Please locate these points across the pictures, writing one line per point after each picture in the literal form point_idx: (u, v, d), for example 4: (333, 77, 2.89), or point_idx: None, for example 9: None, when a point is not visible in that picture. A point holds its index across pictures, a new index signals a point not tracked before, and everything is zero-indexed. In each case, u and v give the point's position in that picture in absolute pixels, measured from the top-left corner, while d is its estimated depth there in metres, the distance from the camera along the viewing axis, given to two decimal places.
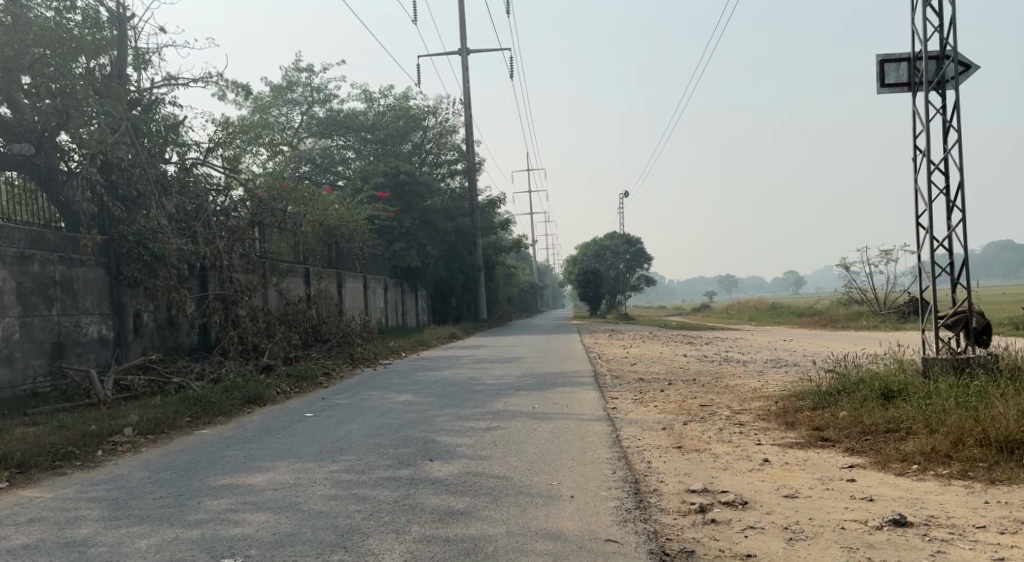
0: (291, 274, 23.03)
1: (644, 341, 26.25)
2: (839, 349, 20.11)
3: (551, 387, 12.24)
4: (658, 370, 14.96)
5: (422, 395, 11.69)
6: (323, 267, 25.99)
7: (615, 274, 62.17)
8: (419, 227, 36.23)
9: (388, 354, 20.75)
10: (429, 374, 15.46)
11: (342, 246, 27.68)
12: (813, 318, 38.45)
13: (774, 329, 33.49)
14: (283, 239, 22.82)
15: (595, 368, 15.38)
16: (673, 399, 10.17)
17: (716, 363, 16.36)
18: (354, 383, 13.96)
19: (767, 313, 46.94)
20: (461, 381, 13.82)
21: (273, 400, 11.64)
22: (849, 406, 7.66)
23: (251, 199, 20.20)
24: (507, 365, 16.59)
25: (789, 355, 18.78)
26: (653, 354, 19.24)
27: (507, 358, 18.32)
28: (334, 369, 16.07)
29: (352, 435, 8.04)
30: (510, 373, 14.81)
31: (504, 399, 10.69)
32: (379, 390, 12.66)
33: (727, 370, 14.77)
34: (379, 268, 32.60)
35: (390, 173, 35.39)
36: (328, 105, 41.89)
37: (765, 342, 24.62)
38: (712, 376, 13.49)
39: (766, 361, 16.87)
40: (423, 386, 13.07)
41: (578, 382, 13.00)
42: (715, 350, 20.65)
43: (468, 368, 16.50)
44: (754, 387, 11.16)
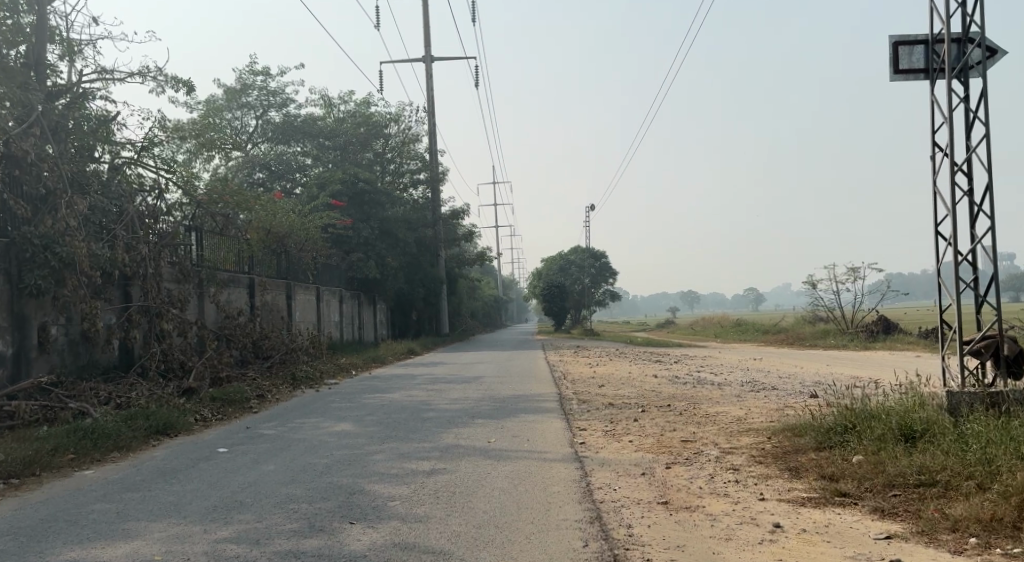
0: (232, 284, 21.38)
1: (611, 359, 24.86)
2: (820, 371, 18.87)
3: (510, 414, 10.84)
4: (630, 394, 13.58)
5: (362, 424, 10.20)
6: (270, 278, 24.37)
7: (581, 288, 61.41)
8: (379, 237, 34.70)
9: (335, 372, 19.20)
10: (376, 396, 13.98)
11: (291, 255, 26.09)
12: (780, 336, 37.36)
13: (743, 347, 32.27)
14: (225, 246, 21.24)
15: (560, 391, 13.98)
16: (648, 431, 8.79)
17: (691, 385, 15.00)
18: (288, 408, 12.50)
19: (733, 330, 45.82)
20: (411, 406, 12.34)
21: (186, 430, 10.24)
22: (864, 447, 6.31)
23: (189, 202, 18.81)
24: (465, 386, 15.11)
25: (768, 376, 17.47)
26: (621, 375, 17.80)
27: (464, 378, 16.83)
28: (269, 391, 14.55)
29: (261, 483, 6.58)
30: (466, 397, 13.35)
31: (454, 431, 9.24)
32: (314, 417, 11.18)
33: (704, 394, 13.42)
34: (334, 280, 31.00)
35: (349, 181, 33.89)
36: (285, 109, 40.25)
37: (737, 361, 23.37)
38: (689, 402, 12.12)
39: (746, 383, 15.58)
40: (366, 412, 11.60)
41: (541, 408, 11.59)
42: (687, 370, 19.30)
43: (420, 389, 15.01)
44: (739, 416, 9.84)
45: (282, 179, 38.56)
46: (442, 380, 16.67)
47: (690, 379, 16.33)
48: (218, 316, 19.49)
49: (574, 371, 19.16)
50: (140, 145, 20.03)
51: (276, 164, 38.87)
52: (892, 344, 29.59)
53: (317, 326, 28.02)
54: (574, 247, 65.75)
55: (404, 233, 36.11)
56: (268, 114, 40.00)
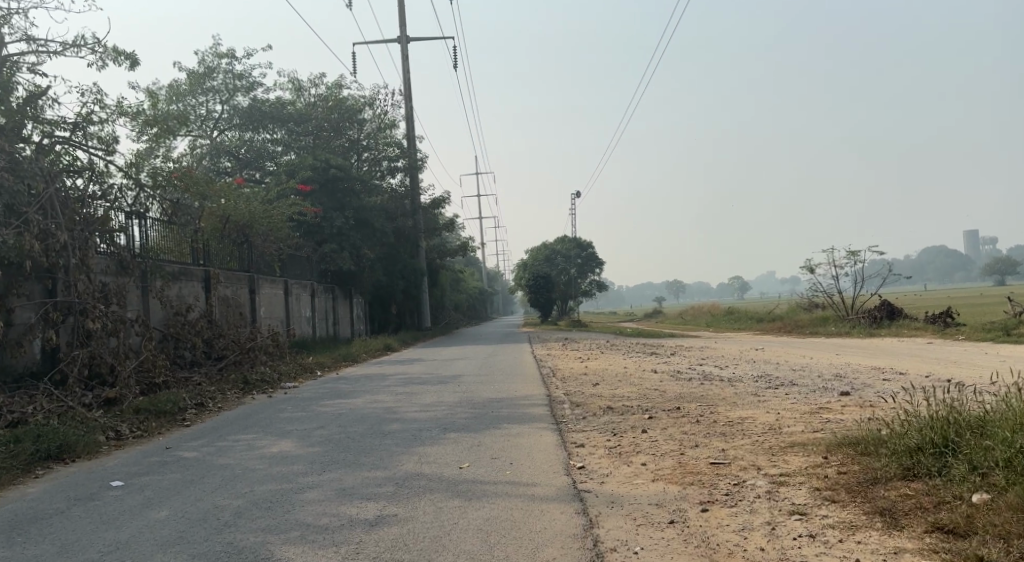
0: (183, 277, 19.38)
1: (601, 352, 22.91)
2: (835, 363, 17.04)
3: (491, 425, 8.98)
4: (630, 395, 11.72)
5: (307, 443, 8.33)
6: (230, 270, 22.37)
7: (567, 278, 59.54)
8: (354, 226, 32.60)
9: (298, 373, 17.31)
10: (337, 403, 12.09)
11: (254, 246, 24.06)
12: (774, 324, 35.46)
13: (739, 336, 30.36)
14: (177, 235, 19.31)
15: (550, 392, 12.13)
16: (662, 448, 6.91)
17: (697, 382, 13.16)
18: (228, 421, 10.62)
19: (724, 319, 43.87)
20: (374, 415, 10.45)
21: (90, 453, 8.37)
22: (991, 485, 4.46)
23: (135, 187, 16.94)
24: (440, 389, 13.19)
25: (779, 369, 15.64)
26: (613, 370, 15.92)
27: (438, 379, 14.90)
28: (211, 399, 12.68)
29: (131, 548, 4.67)
30: (440, 402, 11.44)
31: (418, 452, 7.36)
32: (253, 433, 9.28)
33: (716, 393, 11.57)
34: (305, 273, 28.95)
35: (320, 166, 31.83)
36: (252, 93, 38.06)
37: (737, 351, 21.52)
38: (703, 404, 10.26)
39: (759, 379, 13.72)
40: (317, 425, 9.70)
41: (527, 416, 9.73)
42: (687, 363, 17.47)
43: (388, 393, 13.07)
44: (772, 424, 7.98)
45: (253, 167, 36.79)
46: (414, 381, 14.73)
47: (694, 376, 14.48)
48: (166, 314, 17.61)
49: (563, 367, 17.25)
50: (75, 122, 17.95)
51: (246, 152, 36.60)
52: (898, 330, 27.74)
53: (285, 322, 25.98)
54: (560, 236, 63.85)
55: (381, 222, 33.99)
56: (234, 98, 37.90)
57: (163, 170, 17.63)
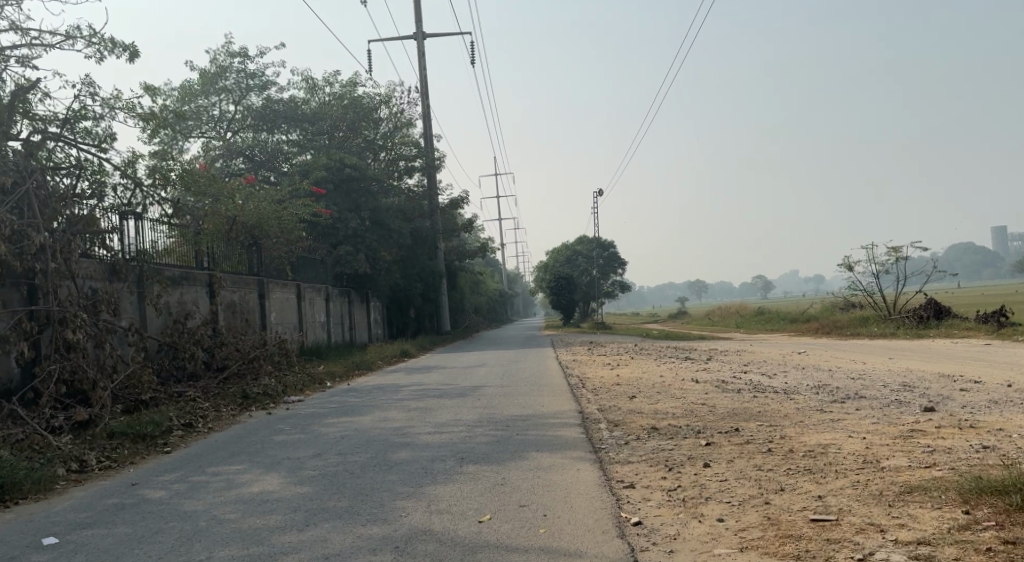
0: (185, 282, 18.00)
1: (632, 357, 21.40)
2: (894, 370, 15.43)
3: (520, 454, 7.53)
4: (675, 411, 10.23)
5: (295, 480, 6.91)
6: (238, 273, 21.03)
7: (589, 280, 58.04)
8: (370, 228, 31.19)
9: (305, 384, 15.95)
10: (342, 422, 10.70)
11: (262, 250, 22.67)
12: (810, 325, 33.64)
13: (776, 339, 28.66)
14: (181, 238, 17.99)
15: (582, 409, 10.68)
16: (738, 493, 5.47)
17: (747, 395, 11.65)
18: (214, 446, 9.24)
19: (755, 320, 42.06)
20: (381, 440, 9.02)
21: (40, 493, 7.02)
22: None
23: (130, 183, 15.89)
24: (457, 404, 11.74)
25: (834, 378, 14.06)
26: (648, 380, 14.41)
27: (456, 391, 13.45)
28: (201, 418, 11.31)
29: None
30: (456, 422, 9.98)
31: (427, 496, 5.91)
32: (237, 465, 7.90)
33: (773, 410, 10.05)
34: (318, 276, 27.55)
35: (334, 166, 30.44)
36: (265, 92, 36.65)
37: (779, 355, 19.93)
38: (764, 427, 8.74)
39: (817, 389, 12.15)
40: (313, 453, 8.29)
41: (559, 441, 8.29)
42: (728, 370, 15.94)
43: (400, 409, 11.62)
44: (864, 456, 6.49)
45: (267, 169, 34.59)
46: (429, 394, 13.30)
47: (741, 385, 12.96)
48: (168, 322, 16.39)
49: (592, 376, 15.77)
50: (66, 117, 16.49)
51: (260, 153, 34.63)
52: (947, 331, 25.97)
53: (298, 328, 24.60)
54: (580, 238, 62.31)
55: (398, 223, 32.58)
56: (248, 98, 36.53)
57: (172, 163, 16.72)
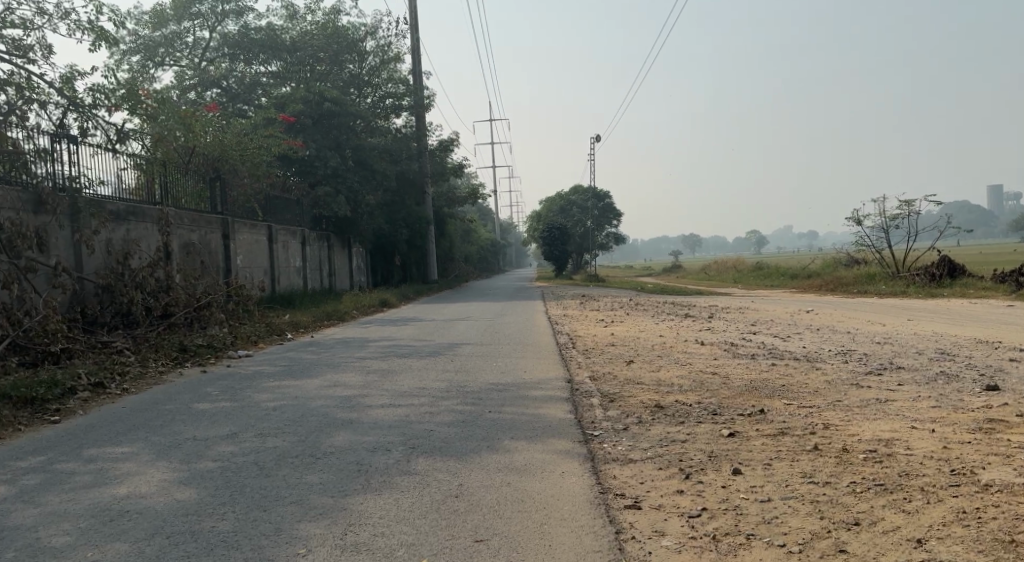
0: (136, 218, 15.93)
1: (626, 313, 19.62)
2: (923, 333, 13.63)
3: (488, 445, 5.82)
4: (684, 382, 8.50)
5: (181, 479, 5.25)
6: (200, 211, 18.96)
7: (582, 230, 56.02)
8: (351, 168, 29.14)
9: (261, 336, 14.27)
10: (285, 386, 9.03)
11: (228, 185, 20.59)
12: (813, 281, 31.77)
13: (777, 295, 26.89)
14: (132, 168, 16.19)
15: (571, 376, 8.95)
16: (792, 528, 3.81)
17: (765, 362, 9.90)
18: (116, 418, 7.59)
19: (753, 275, 40.26)
20: (319, 416, 7.32)
21: None
22: None
23: (66, 103, 13.89)
24: (425, 366, 10.02)
25: (858, 342, 12.29)
26: (645, 341, 12.64)
27: (427, 350, 11.70)
28: (113, 379, 9.64)
29: None
30: (417, 390, 8.27)
31: (346, 519, 4.22)
32: (127, 449, 6.24)
33: (801, 385, 8.32)
34: (294, 218, 25.60)
35: (313, 100, 28.08)
36: (242, 19, 33.57)
37: (787, 314, 18.10)
38: (797, 409, 7.01)
39: (845, 356, 10.40)
40: (228, 435, 6.62)
41: (543, 422, 6.59)
42: (737, 331, 14.18)
43: (356, 371, 9.88)
44: (951, 464, 4.79)
45: (242, 102, 31.95)
46: (395, 353, 11.55)
47: (755, 348, 11.22)
48: (110, 261, 14.63)
49: (583, 334, 14.03)
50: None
51: (235, 84, 32.30)
52: (964, 292, 24.13)
53: (269, 273, 22.56)
54: (575, 186, 60.17)
55: (382, 164, 30.47)
56: (223, 26, 33.66)
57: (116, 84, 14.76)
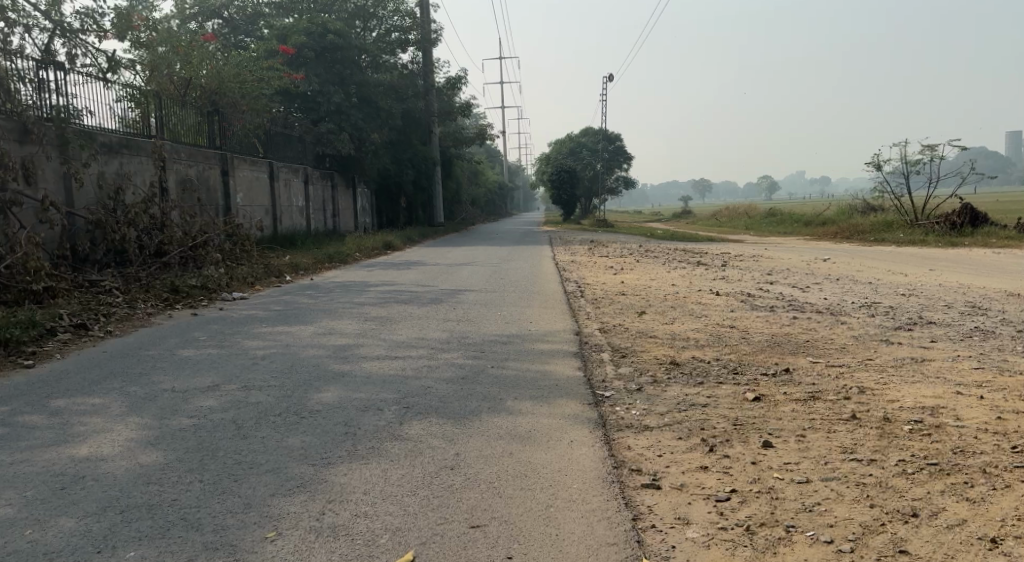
0: (131, 150, 15.28)
1: (636, 260, 19.00)
2: (948, 285, 13.01)
3: (489, 405, 5.29)
4: (701, 337, 7.95)
5: (149, 440, 4.75)
6: (198, 146, 18.27)
7: (592, 174, 55.09)
8: (355, 105, 28.29)
9: (258, 277, 13.73)
10: (276, 332, 8.54)
11: (225, 118, 19.85)
12: (828, 228, 30.99)
13: (792, 243, 26.16)
14: (126, 99, 15.53)
15: (579, 328, 8.42)
16: (839, 518, 3.33)
17: (785, 315, 9.32)
18: (92, 365, 7.14)
19: (766, 222, 39.36)
20: (310, 366, 6.81)
21: None
22: None
23: (51, 26, 13.16)
24: (425, 314, 9.49)
25: (882, 293, 11.69)
26: (657, 291, 12.07)
27: (428, 296, 11.16)
28: (96, 320, 9.17)
29: None
30: (416, 341, 7.76)
31: (327, 494, 3.71)
32: (96, 402, 5.78)
33: (826, 340, 7.74)
34: (296, 156, 24.90)
35: (316, 31, 27.06)
36: None
37: (804, 263, 17.45)
38: (825, 368, 6.44)
39: (871, 310, 9.81)
40: (209, 386, 6.14)
41: (549, 380, 6.06)
42: (753, 280, 13.57)
43: (353, 318, 9.37)
44: (1011, 441, 4.24)
45: (243, 33, 31.14)
46: (395, 299, 11.02)
47: (773, 300, 10.64)
48: (100, 195, 14.05)
49: (592, 282, 13.46)
50: None
51: (236, 14, 31.62)
52: (985, 242, 23.39)
53: (270, 212, 21.97)
54: (584, 128, 59.10)
55: (387, 101, 29.60)
56: None
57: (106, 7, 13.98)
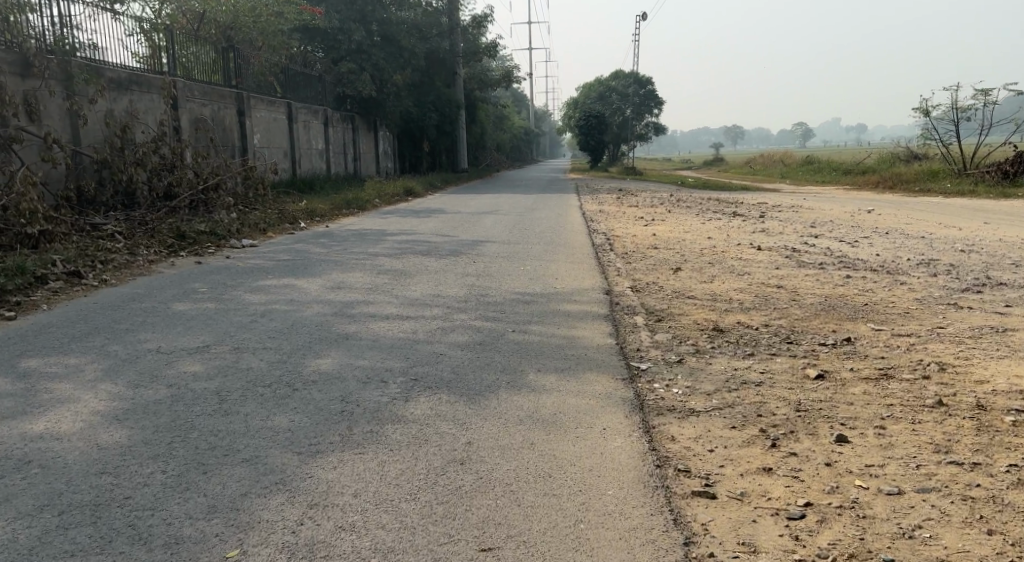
0: (142, 88, 14.57)
1: (668, 211, 18.11)
2: (1009, 240, 12.04)
3: (508, 380, 4.60)
4: (745, 298, 7.18)
5: (117, 414, 4.12)
6: (212, 85, 17.53)
7: (621, 119, 53.70)
8: (378, 45, 27.33)
9: (271, 223, 13.10)
10: (281, 285, 7.91)
11: (241, 56, 19.04)
12: (869, 177, 29.72)
13: (831, 193, 25.03)
14: (136, 33, 14.78)
15: (610, 286, 7.68)
16: (948, 554, 2.72)
17: (835, 273, 8.52)
18: (75, 319, 6.55)
19: (802, 171, 37.99)
20: (312, 326, 6.15)
21: None
22: None
23: None
24: (443, 267, 8.81)
25: (939, 249, 10.78)
26: (693, 244, 11.26)
27: (447, 247, 10.45)
28: (93, 268, 8.57)
29: None
30: (431, 299, 7.09)
31: (310, 495, 3.10)
32: (69, 362, 5.18)
33: (885, 305, 6.95)
34: (316, 98, 24.09)
35: None
36: None
37: (848, 214, 16.46)
38: (890, 338, 5.69)
39: (931, 268, 8.96)
40: (198, 346, 5.52)
41: (577, 349, 5.36)
42: (796, 233, 12.70)
43: (365, 270, 8.71)
44: None
45: None
46: (412, 250, 10.33)
47: (820, 256, 9.81)
48: (108, 133, 13.37)
49: (622, 234, 12.65)
50: None
51: None
52: None
53: (289, 155, 21.27)
54: (615, 71, 57.50)
55: (411, 42, 28.59)
56: None
57: None
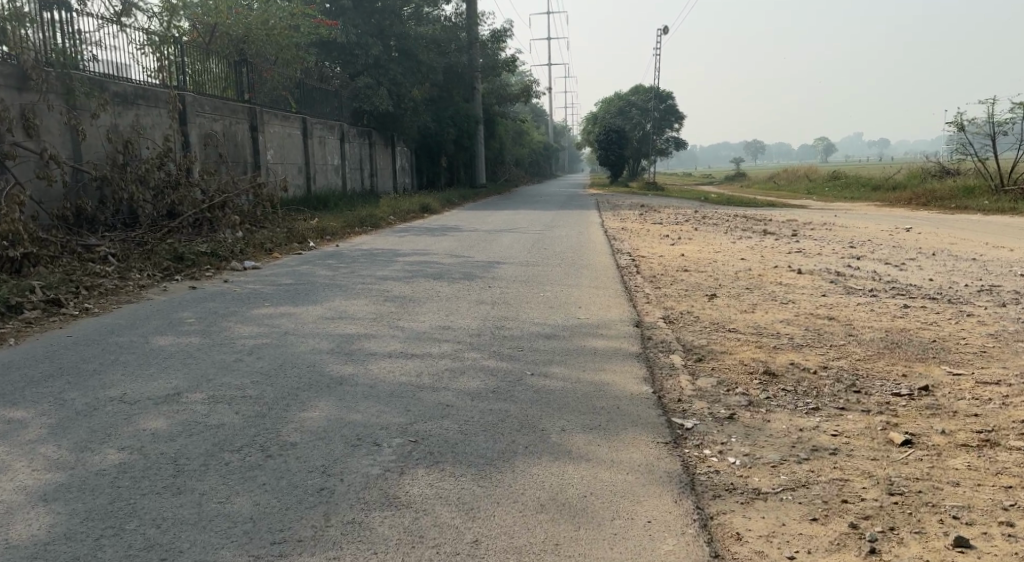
0: (149, 103, 13.89)
1: (694, 229, 17.25)
2: None
3: (525, 445, 3.79)
4: (796, 333, 6.34)
5: (47, 492, 3.34)
6: (223, 99, 16.90)
7: (641, 134, 52.93)
8: (395, 59, 26.71)
9: (278, 243, 12.40)
10: (277, 314, 7.16)
11: (252, 69, 18.40)
12: (899, 194, 28.64)
13: (864, 210, 23.98)
14: (144, 45, 14.15)
15: (641, 317, 6.86)
16: None
17: (889, 302, 7.64)
18: (39, 357, 5.80)
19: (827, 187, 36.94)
20: (304, 367, 5.37)
21: None
22: None
23: None
24: (455, 294, 8.03)
25: (995, 273, 9.87)
26: (726, 267, 10.41)
27: (462, 271, 9.67)
28: (76, 295, 7.86)
29: None
30: (440, 333, 6.30)
31: None
32: (13, 416, 4.40)
33: (956, 341, 6.09)
34: (331, 112, 23.46)
35: None
36: None
37: (886, 234, 15.54)
38: (978, 387, 4.83)
39: (995, 296, 8.08)
40: (167, 394, 4.74)
41: (608, 399, 4.54)
42: (834, 254, 11.84)
43: (370, 297, 7.95)
44: None
45: None
46: (424, 274, 9.56)
47: (870, 282, 8.94)
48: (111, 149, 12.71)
49: (649, 255, 11.82)
50: None
51: None
52: None
53: (302, 171, 20.63)
54: (635, 85, 56.80)
55: (429, 56, 27.98)
56: None
57: None
